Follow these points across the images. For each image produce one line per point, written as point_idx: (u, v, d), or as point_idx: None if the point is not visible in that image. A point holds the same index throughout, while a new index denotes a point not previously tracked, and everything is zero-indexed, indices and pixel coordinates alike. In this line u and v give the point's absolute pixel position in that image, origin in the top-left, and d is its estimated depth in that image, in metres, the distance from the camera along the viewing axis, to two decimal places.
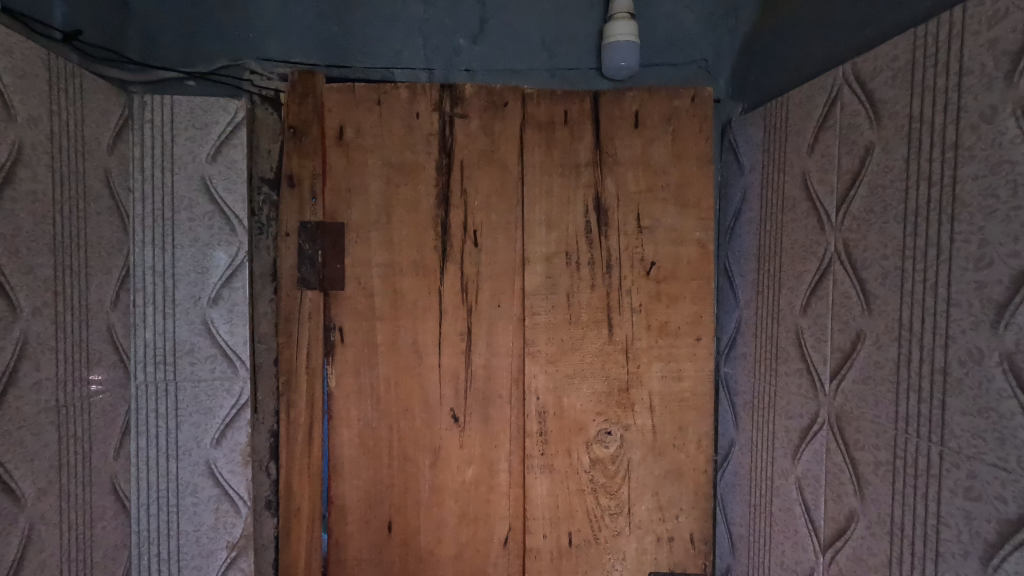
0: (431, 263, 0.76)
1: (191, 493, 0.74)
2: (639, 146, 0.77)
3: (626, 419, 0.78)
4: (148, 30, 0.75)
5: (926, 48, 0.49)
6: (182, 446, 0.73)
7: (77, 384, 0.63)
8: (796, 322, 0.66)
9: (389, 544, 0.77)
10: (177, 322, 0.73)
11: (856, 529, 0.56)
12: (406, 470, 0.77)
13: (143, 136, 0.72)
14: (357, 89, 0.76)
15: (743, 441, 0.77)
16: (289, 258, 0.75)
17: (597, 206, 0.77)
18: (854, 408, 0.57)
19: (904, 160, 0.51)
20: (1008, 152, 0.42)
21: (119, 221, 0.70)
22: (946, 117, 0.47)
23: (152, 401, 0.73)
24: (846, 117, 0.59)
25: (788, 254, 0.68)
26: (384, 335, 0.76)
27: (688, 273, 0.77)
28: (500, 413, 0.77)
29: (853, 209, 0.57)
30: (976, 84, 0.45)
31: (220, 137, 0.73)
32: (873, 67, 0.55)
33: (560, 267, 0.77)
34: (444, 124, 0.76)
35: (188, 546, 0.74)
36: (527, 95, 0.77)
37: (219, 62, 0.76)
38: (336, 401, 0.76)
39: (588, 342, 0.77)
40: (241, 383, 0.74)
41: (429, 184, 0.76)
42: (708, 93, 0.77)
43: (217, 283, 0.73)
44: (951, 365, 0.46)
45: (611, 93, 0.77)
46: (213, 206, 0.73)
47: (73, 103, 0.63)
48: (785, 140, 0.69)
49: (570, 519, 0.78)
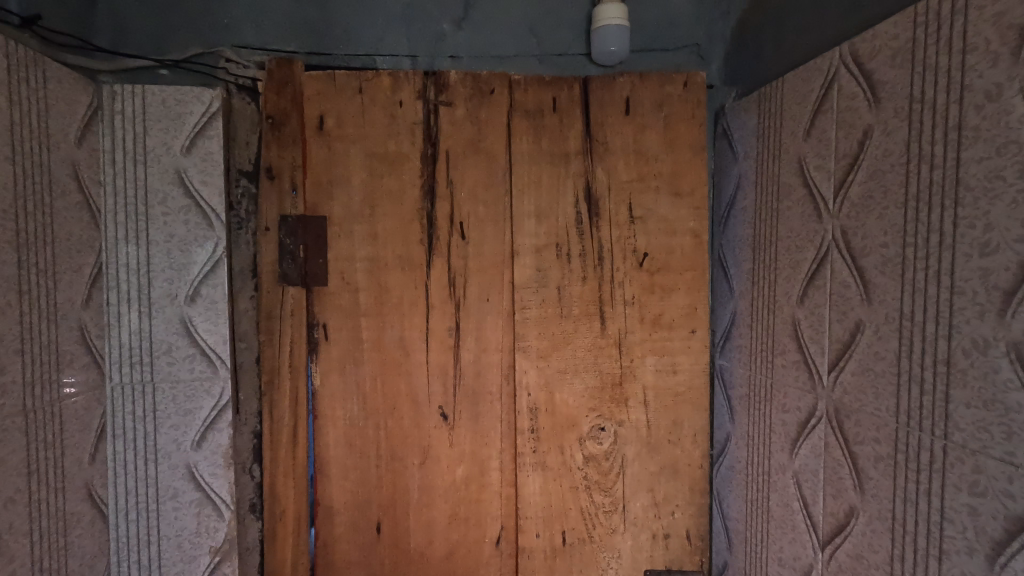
0: (417, 257, 0.74)
1: (172, 497, 0.71)
2: (630, 133, 0.75)
3: (620, 415, 0.76)
4: (118, 19, 0.72)
5: (927, 25, 0.47)
6: (162, 449, 0.71)
7: (48, 388, 0.61)
8: (793, 312, 0.64)
9: (377, 546, 0.75)
10: (153, 320, 0.70)
11: (856, 525, 0.54)
12: (394, 471, 0.75)
13: (113, 128, 0.69)
14: (337, 77, 0.73)
15: (739, 435, 0.75)
16: (269, 253, 0.73)
17: (588, 196, 0.74)
18: (852, 401, 0.55)
19: (904, 143, 0.49)
20: (1014, 131, 0.40)
21: (89, 216, 0.67)
22: (949, 97, 0.45)
23: (129, 403, 0.70)
24: (843, 100, 0.56)
25: (784, 243, 0.66)
26: (370, 332, 0.74)
27: (682, 263, 0.75)
28: (490, 409, 0.75)
29: (851, 196, 0.55)
30: (981, 62, 0.42)
31: (195, 128, 0.70)
32: (872, 47, 0.53)
33: (550, 259, 0.74)
34: (429, 113, 0.73)
35: (168, 552, 0.72)
36: (515, 81, 0.74)
37: (192, 50, 0.73)
38: (322, 400, 0.74)
39: (581, 336, 0.75)
40: (221, 383, 0.72)
41: (414, 175, 0.74)
42: (701, 78, 0.74)
43: (195, 280, 0.70)
44: (955, 355, 0.44)
45: (602, 79, 0.74)
46: (189, 200, 0.70)
47: (35, 92, 0.59)
48: (780, 125, 0.67)
49: (563, 517, 0.76)
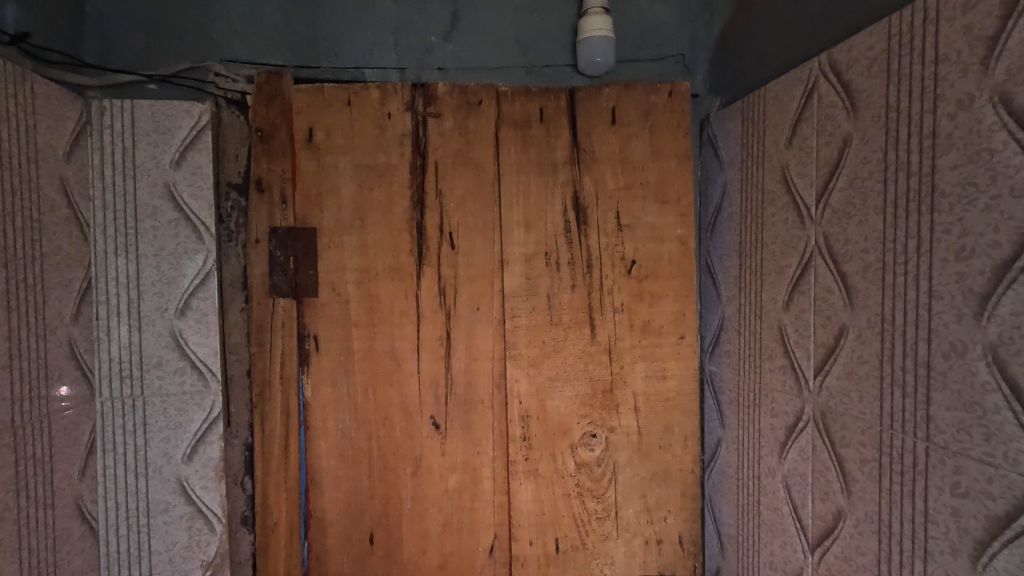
0: (407, 267, 0.74)
1: (163, 512, 0.71)
2: (616, 142, 0.75)
3: (611, 421, 0.76)
4: (107, 34, 0.73)
5: (901, 37, 0.48)
6: (152, 463, 0.71)
7: (37, 403, 0.61)
8: (779, 318, 0.65)
9: (370, 557, 0.75)
10: (143, 334, 0.70)
11: (844, 528, 0.55)
12: (387, 481, 0.75)
13: (101, 142, 0.69)
14: (326, 90, 0.73)
15: (729, 439, 0.76)
16: (259, 265, 0.73)
17: (576, 205, 0.75)
18: (838, 405, 0.56)
19: (882, 151, 0.50)
20: (986, 140, 0.41)
21: (78, 231, 0.67)
22: (923, 107, 0.46)
23: (119, 417, 0.70)
24: (823, 109, 0.58)
25: (768, 249, 0.67)
26: (361, 342, 0.74)
27: (669, 270, 0.76)
28: (481, 418, 0.75)
29: (832, 202, 0.56)
30: (952, 72, 0.43)
31: (184, 142, 0.70)
32: (849, 56, 0.54)
33: (540, 268, 0.75)
34: (417, 125, 0.74)
35: (160, 567, 0.71)
36: (502, 92, 0.75)
37: (180, 65, 0.74)
38: (313, 411, 0.74)
39: (571, 344, 0.75)
40: (211, 396, 0.72)
41: (403, 185, 0.74)
42: (685, 88, 0.76)
43: (185, 293, 0.70)
44: (935, 358, 0.45)
45: (588, 89, 0.75)
46: (178, 214, 0.70)
47: (23, 109, 0.59)
48: (763, 133, 0.68)
49: (556, 524, 0.76)
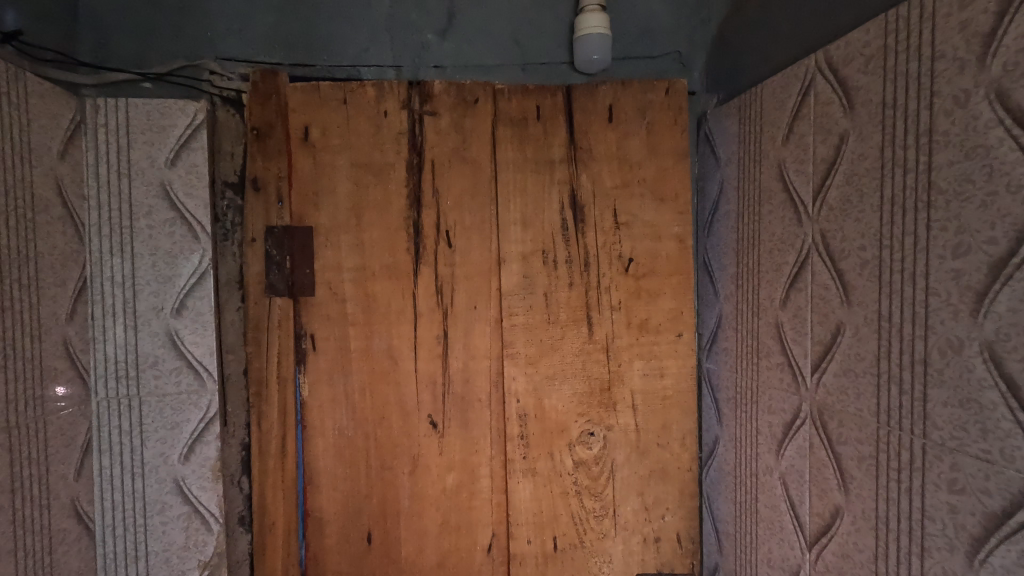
0: (404, 265, 0.74)
1: (159, 512, 0.71)
2: (613, 140, 0.75)
3: (608, 419, 0.76)
4: (101, 32, 0.72)
5: (897, 33, 0.48)
6: (149, 463, 0.70)
7: (32, 404, 0.60)
8: (776, 315, 0.65)
9: (368, 556, 0.75)
10: (139, 334, 0.70)
11: (841, 525, 0.55)
12: (384, 480, 0.74)
13: (96, 141, 0.68)
14: (322, 88, 0.73)
15: (727, 437, 0.76)
16: (255, 264, 0.73)
17: (573, 203, 0.75)
18: (835, 402, 0.56)
19: (878, 148, 0.50)
20: (983, 136, 0.41)
21: (73, 230, 0.66)
22: (919, 103, 0.46)
23: (115, 418, 0.69)
24: (819, 106, 0.58)
25: (766, 247, 0.67)
26: (357, 341, 0.74)
27: (667, 268, 0.76)
28: (479, 417, 0.75)
29: (829, 199, 0.56)
30: (949, 68, 0.43)
31: (179, 140, 0.70)
32: (846, 53, 0.54)
33: (537, 266, 0.75)
34: (414, 123, 0.74)
35: (156, 567, 0.71)
36: (499, 90, 0.75)
37: (175, 63, 0.73)
38: (310, 410, 0.74)
39: (568, 342, 0.75)
40: (208, 396, 0.71)
41: (400, 184, 0.74)
42: (682, 86, 0.75)
43: (181, 293, 0.70)
44: (932, 355, 0.45)
45: (584, 87, 0.75)
46: (174, 213, 0.70)
47: (17, 107, 0.59)
48: (760, 131, 0.68)
49: (554, 523, 0.76)
